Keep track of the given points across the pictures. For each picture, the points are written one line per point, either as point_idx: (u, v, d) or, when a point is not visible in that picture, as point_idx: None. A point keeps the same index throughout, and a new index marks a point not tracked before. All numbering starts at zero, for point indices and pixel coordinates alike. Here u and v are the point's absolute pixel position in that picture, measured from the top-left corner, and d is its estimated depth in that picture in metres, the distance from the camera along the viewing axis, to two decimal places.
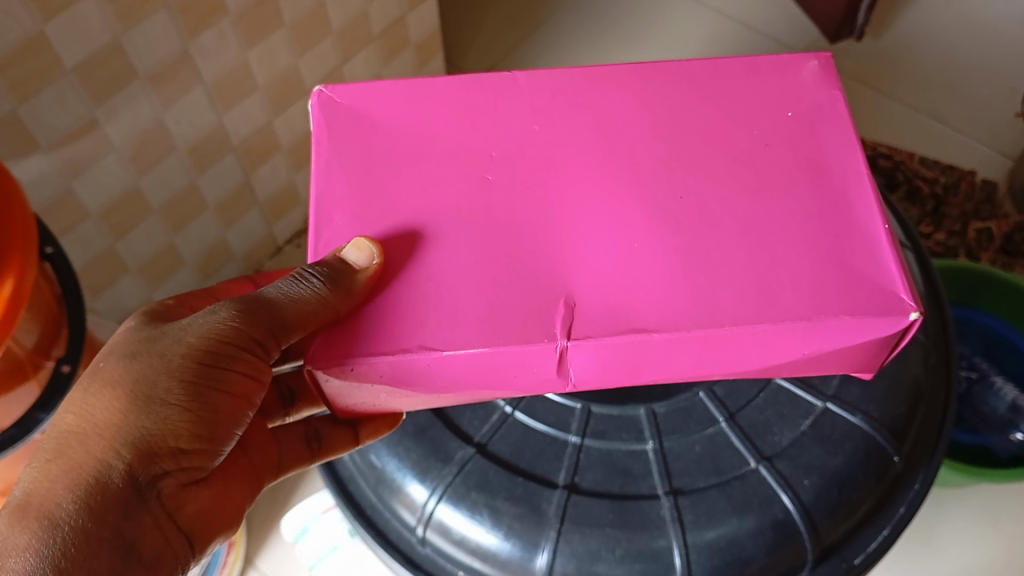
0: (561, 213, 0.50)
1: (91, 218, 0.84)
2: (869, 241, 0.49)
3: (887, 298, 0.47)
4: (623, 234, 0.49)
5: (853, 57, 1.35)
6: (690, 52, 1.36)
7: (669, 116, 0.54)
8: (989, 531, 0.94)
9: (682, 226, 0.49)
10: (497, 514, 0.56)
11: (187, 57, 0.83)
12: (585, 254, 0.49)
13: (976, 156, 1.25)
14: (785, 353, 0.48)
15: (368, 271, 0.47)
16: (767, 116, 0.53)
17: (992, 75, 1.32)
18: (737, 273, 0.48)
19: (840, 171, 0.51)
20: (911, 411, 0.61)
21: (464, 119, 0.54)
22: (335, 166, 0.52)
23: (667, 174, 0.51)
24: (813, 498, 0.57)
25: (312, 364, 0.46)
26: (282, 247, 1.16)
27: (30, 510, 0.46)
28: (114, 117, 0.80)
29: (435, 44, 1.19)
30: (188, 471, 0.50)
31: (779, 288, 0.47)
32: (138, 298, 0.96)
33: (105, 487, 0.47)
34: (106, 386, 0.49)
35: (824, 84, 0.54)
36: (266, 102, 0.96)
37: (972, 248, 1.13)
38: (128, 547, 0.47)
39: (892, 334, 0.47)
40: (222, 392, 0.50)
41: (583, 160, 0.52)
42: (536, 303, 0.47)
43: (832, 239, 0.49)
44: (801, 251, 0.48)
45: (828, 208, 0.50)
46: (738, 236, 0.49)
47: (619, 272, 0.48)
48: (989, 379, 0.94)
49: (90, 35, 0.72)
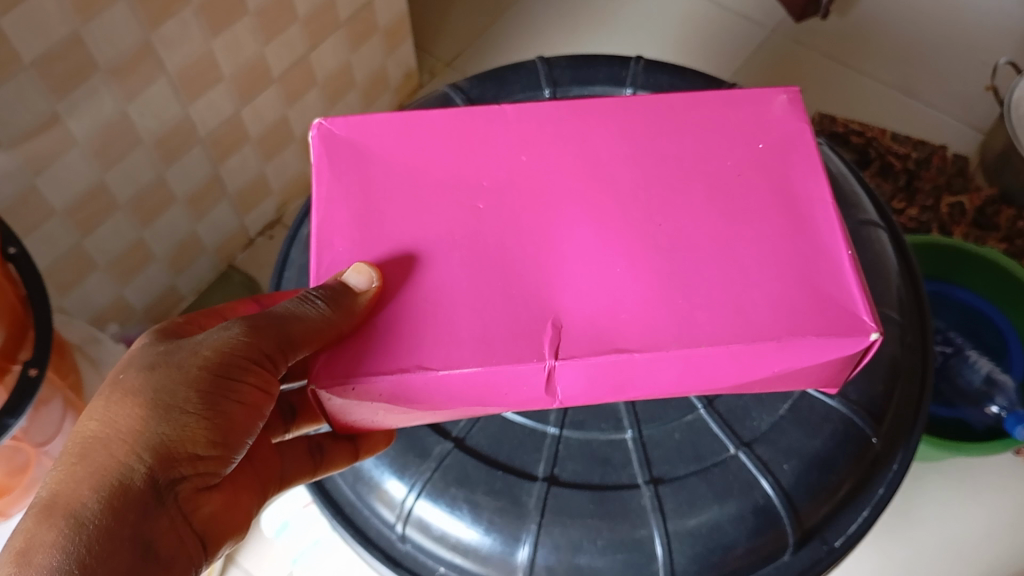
0: (548, 237, 0.49)
1: (56, 215, 0.83)
2: (836, 267, 0.48)
3: (850, 319, 0.46)
4: (614, 257, 0.49)
5: (822, 34, 1.35)
6: (660, 32, 1.35)
7: (651, 145, 0.53)
8: (967, 503, 0.95)
9: (664, 250, 0.49)
10: (477, 508, 0.56)
11: (150, 48, 0.81)
12: (572, 278, 0.48)
13: (949, 130, 1.25)
14: (758, 369, 0.48)
15: (368, 294, 0.46)
16: (739, 144, 0.53)
17: (962, 47, 1.32)
18: (717, 294, 0.47)
19: (808, 199, 0.51)
20: (889, 391, 0.60)
21: (455, 148, 0.53)
22: (336, 195, 0.51)
23: (651, 198, 0.51)
24: (793, 482, 0.56)
25: (315, 383, 0.45)
26: (254, 239, 1.15)
27: (55, 509, 0.44)
28: (76, 113, 0.78)
29: (404, 30, 1.17)
30: (203, 476, 0.49)
31: (755, 307, 0.47)
32: (107, 294, 0.95)
33: (127, 489, 0.45)
34: (127, 394, 0.47)
35: (793, 116, 0.54)
36: (232, 92, 0.94)
37: (946, 223, 1.13)
38: (151, 548, 0.45)
39: (855, 353, 0.46)
40: (235, 403, 0.49)
41: (570, 185, 0.51)
42: (524, 324, 0.46)
43: (802, 262, 0.48)
44: (783, 274, 0.48)
45: (800, 235, 0.49)
46: (717, 260, 0.48)
47: (604, 294, 0.47)
48: (964, 352, 0.95)
49: (49, 29, 0.71)
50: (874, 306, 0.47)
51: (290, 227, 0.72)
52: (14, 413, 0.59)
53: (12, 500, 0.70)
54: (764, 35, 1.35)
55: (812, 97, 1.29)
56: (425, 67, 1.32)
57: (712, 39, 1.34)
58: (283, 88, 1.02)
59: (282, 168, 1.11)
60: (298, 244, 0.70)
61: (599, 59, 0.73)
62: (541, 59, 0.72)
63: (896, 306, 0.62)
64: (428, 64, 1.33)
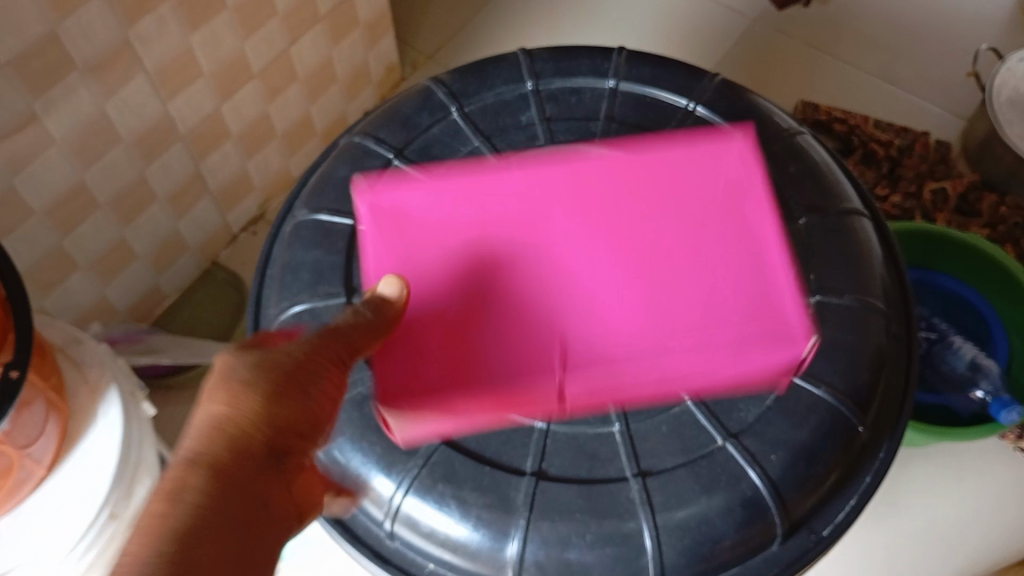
0: (553, 269, 0.55)
1: (35, 214, 0.82)
2: (781, 291, 0.54)
3: (787, 333, 0.53)
4: (612, 283, 0.55)
5: (803, 22, 1.35)
6: (641, 22, 1.35)
7: (634, 176, 0.57)
8: (952, 488, 0.95)
9: (650, 277, 0.55)
10: (465, 504, 0.55)
11: (128, 45, 0.80)
12: (581, 304, 0.54)
13: (930, 116, 1.26)
14: (721, 379, 0.54)
15: (400, 303, 0.52)
16: (701, 182, 0.57)
17: (942, 33, 1.33)
18: (683, 321, 0.53)
19: (757, 233, 0.56)
20: (875, 379, 0.59)
21: (459, 197, 0.57)
22: (368, 248, 0.57)
23: (642, 228, 0.56)
24: (781, 474, 0.56)
25: (381, 396, 0.53)
26: (237, 235, 1.14)
27: (181, 475, 0.39)
28: (53, 110, 0.77)
29: (384, 24, 1.17)
30: (303, 459, 0.45)
31: (715, 329, 0.53)
32: (89, 293, 0.94)
33: (249, 456, 0.41)
34: (226, 383, 0.44)
35: (747, 154, 0.58)
36: (212, 89, 0.93)
37: (928, 210, 1.13)
38: (257, 525, 0.39)
39: (793, 361, 0.53)
40: (324, 392, 0.46)
41: (568, 215, 0.56)
42: (524, 352, 0.53)
43: (753, 289, 0.54)
44: (741, 294, 0.54)
45: (751, 266, 0.55)
46: (685, 289, 0.54)
47: (589, 323, 0.54)
48: (948, 339, 0.95)
49: (25, 26, 0.70)
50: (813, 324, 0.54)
51: (271, 226, 0.70)
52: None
53: None
54: (746, 25, 1.35)
55: (794, 86, 1.29)
56: (407, 60, 1.32)
57: (694, 29, 1.34)
58: (264, 83, 1.01)
59: (264, 164, 1.10)
60: (280, 243, 0.68)
61: (581, 51, 0.72)
62: (523, 51, 0.72)
63: (880, 295, 0.62)
64: (409, 57, 1.32)
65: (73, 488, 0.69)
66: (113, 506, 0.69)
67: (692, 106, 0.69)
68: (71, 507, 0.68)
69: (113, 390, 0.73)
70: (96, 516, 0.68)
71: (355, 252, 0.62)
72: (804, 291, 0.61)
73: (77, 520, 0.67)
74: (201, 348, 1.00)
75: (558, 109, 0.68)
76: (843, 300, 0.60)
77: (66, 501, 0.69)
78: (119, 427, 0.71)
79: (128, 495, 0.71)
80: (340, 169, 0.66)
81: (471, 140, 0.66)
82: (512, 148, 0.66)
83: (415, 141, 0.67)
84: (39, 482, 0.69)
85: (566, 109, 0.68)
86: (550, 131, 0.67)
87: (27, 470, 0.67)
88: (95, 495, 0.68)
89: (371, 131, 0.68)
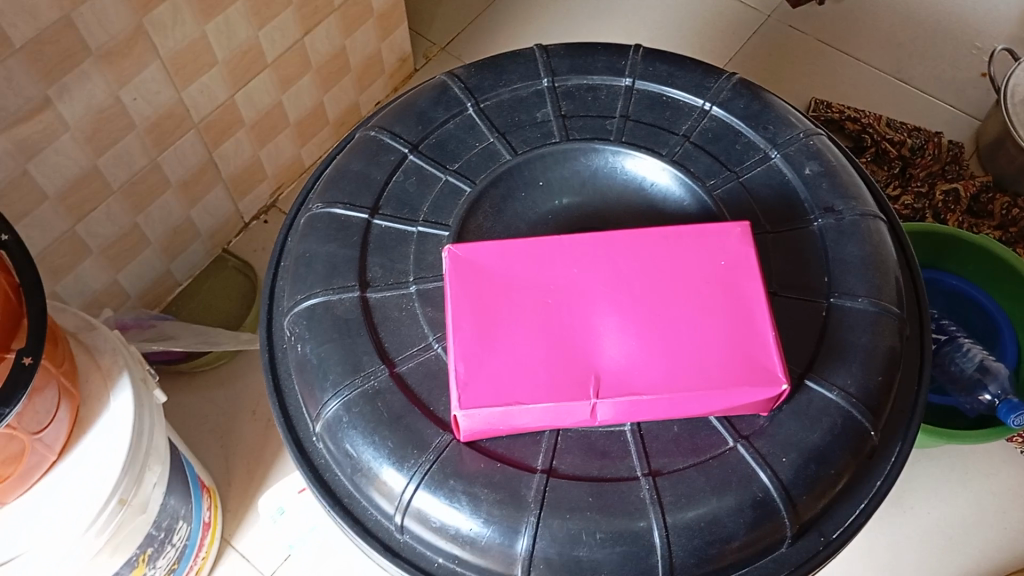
0: (543, 312, 0.55)
1: (48, 200, 0.82)
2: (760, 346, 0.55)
3: (762, 381, 0.54)
4: (628, 333, 0.55)
5: (818, 19, 1.35)
6: (655, 16, 1.34)
7: (656, 239, 0.58)
8: (958, 490, 0.96)
9: (665, 330, 0.55)
10: (476, 500, 0.54)
11: (142, 33, 0.80)
12: (600, 347, 0.54)
13: (944, 117, 1.25)
14: (692, 412, 0.54)
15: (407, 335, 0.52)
16: (695, 250, 0.57)
17: (957, 33, 1.32)
18: (661, 367, 0.54)
19: (744, 294, 0.56)
20: (887, 381, 0.59)
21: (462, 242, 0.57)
22: None
23: (631, 283, 0.56)
24: (792, 476, 0.55)
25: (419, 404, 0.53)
26: (248, 223, 1.14)
27: None
28: (67, 97, 0.77)
29: (397, 15, 1.16)
30: None
31: (693, 377, 0.54)
32: (100, 279, 0.94)
33: None
34: None
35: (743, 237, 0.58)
36: (225, 78, 0.93)
37: (939, 210, 1.13)
38: None
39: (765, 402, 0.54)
40: None
41: (595, 271, 0.57)
42: (508, 381, 0.53)
43: (733, 342, 0.55)
44: (750, 348, 0.55)
45: (735, 321, 0.55)
46: (666, 341, 0.55)
47: (570, 360, 0.54)
48: (958, 340, 0.95)
49: (39, 12, 0.70)
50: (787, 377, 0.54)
51: (286, 217, 0.70)
52: (7, 404, 0.58)
53: (4, 489, 0.65)
54: (760, 21, 1.34)
55: (808, 83, 1.28)
56: (419, 50, 1.31)
57: (708, 24, 1.33)
58: (276, 73, 1.01)
59: (276, 153, 1.10)
60: (293, 234, 0.69)
61: (598, 48, 0.72)
62: (540, 46, 0.72)
63: (894, 299, 0.62)
64: (422, 47, 1.32)
65: (84, 472, 0.69)
66: (122, 492, 0.70)
67: (708, 105, 0.68)
68: (80, 491, 0.68)
69: (126, 377, 0.73)
70: (106, 502, 0.68)
71: (370, 246, 0.62)
72: (817, 294, 0.61)
73: (87, 504, 0.67)
74: (211, 337, 1.01)
75: (575, 106, 0.68)
76: (857, 303, 0.61)
77: (76, 485, 0.68)
78: (132, 414, 0.71)
79: (136, 481, 0.72)
80: (355, 163, 0.66)
81: (487, 136, 0.66)
82: (527, 145, 0.66)
83: (431, 135, 0.67)
84: (51, 466, 0.68)
85: (582, 106, 0.68)
86: (566, 128, 0.67)
87: (40, 454, 0.66)
88: (105, 480, 0.68)
89: (386, 125, 0.68)
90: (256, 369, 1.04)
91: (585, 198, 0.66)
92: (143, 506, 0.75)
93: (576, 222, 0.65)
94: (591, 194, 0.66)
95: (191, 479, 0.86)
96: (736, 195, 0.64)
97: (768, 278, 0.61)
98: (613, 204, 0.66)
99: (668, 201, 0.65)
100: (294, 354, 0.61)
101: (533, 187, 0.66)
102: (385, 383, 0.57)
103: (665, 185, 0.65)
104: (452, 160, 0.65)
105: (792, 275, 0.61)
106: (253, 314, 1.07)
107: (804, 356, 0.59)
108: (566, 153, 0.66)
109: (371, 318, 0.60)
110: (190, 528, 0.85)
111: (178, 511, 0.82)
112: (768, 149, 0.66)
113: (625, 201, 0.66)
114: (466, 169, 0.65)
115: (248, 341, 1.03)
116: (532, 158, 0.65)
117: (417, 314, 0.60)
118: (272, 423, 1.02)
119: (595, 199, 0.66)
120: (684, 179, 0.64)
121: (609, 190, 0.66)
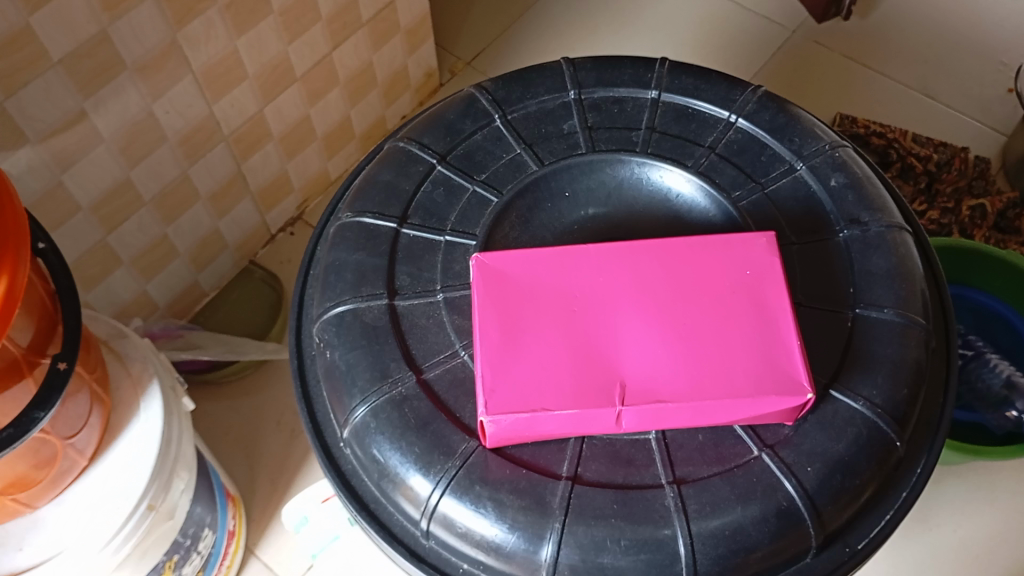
0: (573, 321, 0.56)
1: (81, 210, 0.84)
2: (786, 353, 0.55)
3: (788, 387, 0.54)
4: (655, 341, 0.55)
5: (843, 35, 1.35)
6: (680, 32, 1.35)
7: (680, 249, 0.58)
8: (984, 507, 0.95)
9: (689, 338, 0.56)
10: (501, 506, 0.54)
11: (175, 46, 0.81)
12: (625, 354, 0.55)
13: (969, 132, 1.25)
14: (717, 418, 0.55)
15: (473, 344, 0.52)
16: (724, 262, 0.58)
17: (984, 48, 1.32)
18: (686, 372, 0.54)
19: (772, 304, 0.57)
20: (913, 393, 0.59)
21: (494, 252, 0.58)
22: None
23: (659, 292, 0.57)
24: (817, 486, 0.55)
25: None
26: (275, 235, 1.16)
27: None
28: (102, 109, 0.79)
29: (424, 30, 1.18)
30: None
31: (718, 382, 0.54)
32: (130, 288, 0.96)
33: None
34: None
35: (768, 251, 0.58)
36: (256, 91, 0.95)
37: (966, 226, 1.12)
38: None
39: (792, 409, 0.54)
40: None
41: (620, 280, 0.57)
42: (535, 387, 0.54)
43: (759, 349, 0.55)
44: (775, 356, 0.55)
45: (762, 329, 0.56)
46: (692, 347, 0.55)
47: (597, 367, 0.55)
48: (984, 356, 0.94)
49: (77, 27, 0.71)
50: (814, 384, 0.54)
51: (315, 227, 0.71)
52: (44, 407, 0.58)
53: (35, 493, 0.66)
54: (785, 36, 1.35)
55: (832, 98, 1.28)
56: (445, 65, 1.32)
57: (733, 40, 1.34)
58: (305, 87, 1.02)
59: (304, 165, 1.11)
60: (323, 242, 0.70)
61: (623, 61, 0.72)
62: (566, 60, 0.72)
63: (920, 310, 0.62)
64: (447, 62, 1.33)
65: (112, 478, 0.70)
66: (150, 499, 0.71)
67: (734, 118, 0.69)
68: (110, 496, 0.69)
69: (154, 386, 0.74)
70: (135, 507, 0.69)
71: (397, 255, 0.63)
72: (843, 304, 0.61)
73: (116, 510, 0.68)
74: (238, 346, 1.02)
75: (601, 118, 0.69)
76: (883, 314, 0.61)
77: (106, 489, 0.69)
78: (162, 419, 0.72)
79: (164, 487, 0.73)
80: (384, 173, 0.67)
81: (514, 147, 0.67)
82: (554, 156, 0.67)
83: (458, 147, 0.68)
84: (82, 471, 0.69)
85: (608, 118, 0.69)
86: (592, 140, 0.68)
87: (71, 459, 0.67)
88: (135, 487, 0.69)
89: (415, 136, 0.69)
90: (282, 380, 1.06)
91: (611, 208, 0.66)
92: (170, 513, 0.75)
93: (601, 231, 0.65)
94: (617, 205, 0.67)
95: (217, 487, 0.87)
96: (761, 207, 0.64)
97: (793, 288, 0.61)
98: (639, 215, 0.66)
99: (692, 210, 0.65)
100: (322, 360, 0.62)
101: (559, 198, 0.66)
102: (412, 390, 0.58)
103: (689, 195, 0.66)
104: (480, 171, 0.66)
105: (817, 285, 0.62)
106: (280, 324, 1.08)
107: (829, 368, 0.59)
108: (592, 164, 0.66)
109: (399, 326, 0.61)
110: (215, 536, 0.86)
111: (203, 518, 0.83)
112: (794, 161, 0.67)
113: (651, 212, 0.66)
114: (493, 180, 0.66)
115: (275, 350, 1.04)
116: (558, 169, 0.66)
117: (443, 322, 0.61)
118: (297, 433, 1.03)
119: (621, 210, 0.66)
120: (709, 190, 0.65)
121: (634, 201, 0.66)
